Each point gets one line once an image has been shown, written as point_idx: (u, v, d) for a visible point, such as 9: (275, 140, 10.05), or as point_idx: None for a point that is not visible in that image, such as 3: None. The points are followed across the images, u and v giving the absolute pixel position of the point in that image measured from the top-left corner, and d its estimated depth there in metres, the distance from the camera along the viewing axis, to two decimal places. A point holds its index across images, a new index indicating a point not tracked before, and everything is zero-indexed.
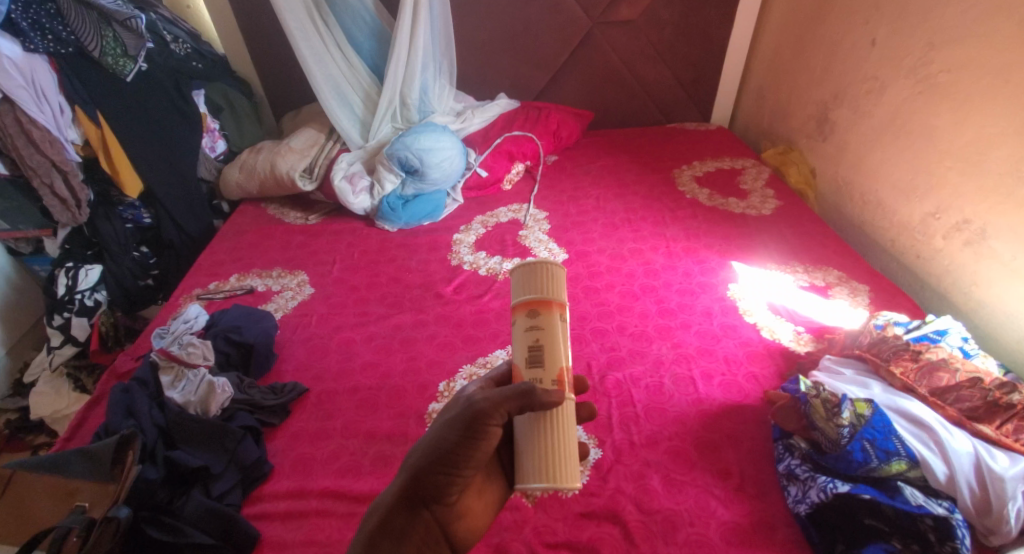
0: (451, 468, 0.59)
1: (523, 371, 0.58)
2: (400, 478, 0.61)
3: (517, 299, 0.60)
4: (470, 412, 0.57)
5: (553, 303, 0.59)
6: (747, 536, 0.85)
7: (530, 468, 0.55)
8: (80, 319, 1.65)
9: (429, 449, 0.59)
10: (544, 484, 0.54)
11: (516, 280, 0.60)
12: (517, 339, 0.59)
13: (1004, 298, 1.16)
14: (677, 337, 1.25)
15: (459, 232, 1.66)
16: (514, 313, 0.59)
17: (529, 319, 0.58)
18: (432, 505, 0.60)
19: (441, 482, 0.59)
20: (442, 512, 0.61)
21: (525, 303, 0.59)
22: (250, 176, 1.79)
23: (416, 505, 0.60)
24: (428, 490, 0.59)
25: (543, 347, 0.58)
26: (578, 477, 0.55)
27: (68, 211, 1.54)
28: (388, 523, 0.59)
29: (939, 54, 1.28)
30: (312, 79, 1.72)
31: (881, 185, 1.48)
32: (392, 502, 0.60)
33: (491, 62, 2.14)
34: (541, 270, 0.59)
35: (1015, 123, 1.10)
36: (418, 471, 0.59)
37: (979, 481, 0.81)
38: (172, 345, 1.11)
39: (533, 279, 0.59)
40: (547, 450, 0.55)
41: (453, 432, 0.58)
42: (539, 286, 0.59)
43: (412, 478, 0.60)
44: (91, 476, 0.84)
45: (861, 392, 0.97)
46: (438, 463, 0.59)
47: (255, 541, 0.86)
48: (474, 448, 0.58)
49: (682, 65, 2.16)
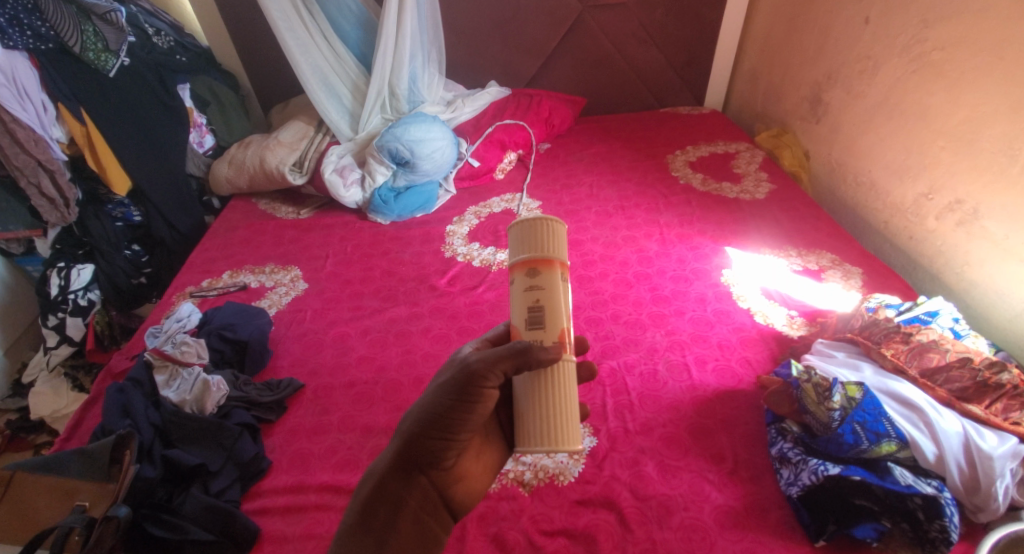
0: (445, 432, 0.59)
1: (523, 331, 0.59)
2: (394, 445, 0.61)
3: (515, 258, 0.60)
4: (465, 374, 0.58)
5: (554, 261, 0.59)
6: (740, 518, 0.86)
7: (533, 430, 0.58)
8: (75, 319, 1.64)
9: (421, 415, 0.60)
10: (546, 447, 0.57)
11: (514, 238, 0.61)
12: (518, 298, 0.60)
13: (995, 277, 1.17)
14: (671, 324, 1.25)
15: (453, 223, 1.66)
16: (514, 272, 0.60)
17: (529, 278, 0.59)
18: (428, 469, 0.61)
19: (436, 447, 0.60)
20: (438, 477, 0.61)
21: (523, 262, 0.59)
22: (240, 171, 1.77)
23: (411, 471, 0.60)
24: (423, 455, 0.60)
25: (543, 306, 0.58)
26: (580, 438, 0.58)
27: (57, 211, 1.52)
28: (383, 489, 0.60)
29: (932, 32, 1.26)
30: (298, 70, 1.70)
31: (874, 165, 1.48)
32: (386, 469, 0.61)
33: (481, 49, 2.11)
34: (541, 227, 0.60)
35: (1008, 101, 1.10)
36: (412, 437, 0.60)
37: (968, 460, 0.82)
38: (166, 344, 1.10)
39: (533, 236, 0.59)
40: (551, 410, 0.58)
41: (447, 397, 0.59)
42: (538, 244, 0.59)
43: (407, 444, 0.60)
44: (88, 475, 0.85)
45: (853, 374, 0.98)
46: (432, 428, 0.59)
47: (256, 537, 0.86)
48: (470, 410, 0.59)
49: (674, 48, 2.14)
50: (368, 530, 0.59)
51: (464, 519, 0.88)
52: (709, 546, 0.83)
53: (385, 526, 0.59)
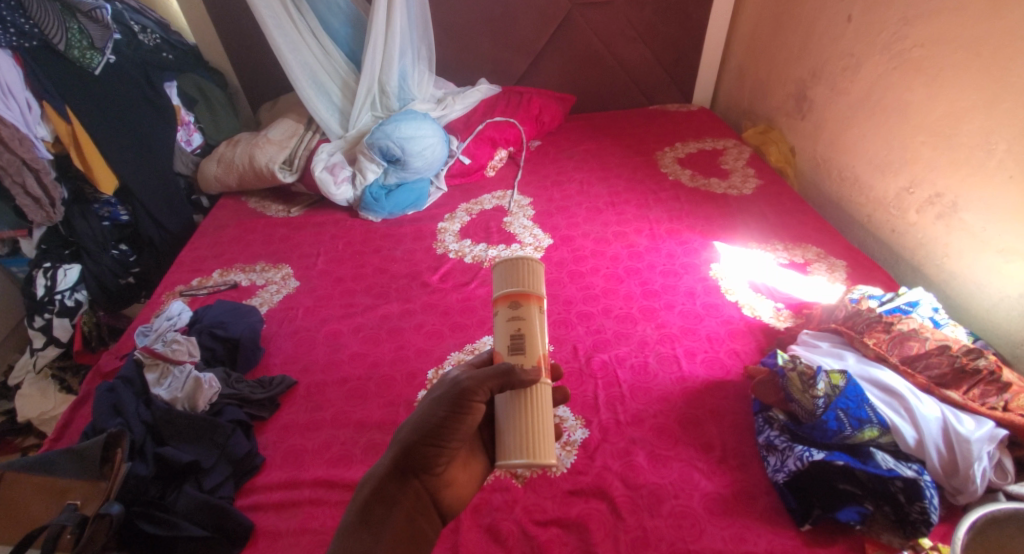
0: (438, 440, 0.61)
1: (504, 356, 0.61)
2: (391, 450, 0.62)
3: (499, 292, 0.62)
4: (456, 389, 0.59)
5: (534, 296, 0.62)
6: (729, 505, 0.88)
7: (512, 444, 0.58)
8: (62, 320, 1.62)
9: (418, 423, 0.61)
10: (524, 460, 0.57)
11: (498, 273, 0.63)
12: (500, 328, 0.62)
13: (973, 268, 1.20)
14: (661, 318, 1.27)
15: (444, 220, 1.66)
16: (497, 304, 0.62)
17: (511, 310, 0.61)
18: (422, 473, 0.62)
19: (430, 452, 0.61)
20: (431, 481, 0.62)
21: (506, 295, 0.62)
22: (228, 170, 1.76)
23: (407, 474, 0.61)
24: (418, 459, 0.61)
25: (525, 336, 0.60)
26: (553, 454, 0.59)
27: (42, 210, 1.50)
28: (379, 490, 0.60)
29: (913, 30, 1.29)
30: (287, 68, 1.69)
31: (858, 160, 1.51)
32: (383, 472, 0.61)
33: (470, 47, 2.11)
34: (523, 266, 0.62)
35: (985, 96, 1.12)
36: (407, 442, 0.61)
37: (947, 443, 0.85)
38: (157, 343, 1.10)
39: (515, 273, 0.62)
40: (526, 427, 0.59)
41: (440, 409, 0.60)
42: (519, 279, 0.62)
43: (404, 448, 0.61)
44: (79, 473, 0.84)
45: (836, 362, 1.01)
46: (428, 435, 0.61)
47: (250, 532, 0.87)
48: (462, 420, 0.60)
49: (662, 46, 2.16)
50: (365, 529, 0.58)
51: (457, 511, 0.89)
52: (698, 532, 0.85)
53: (380, 527, 0.58)
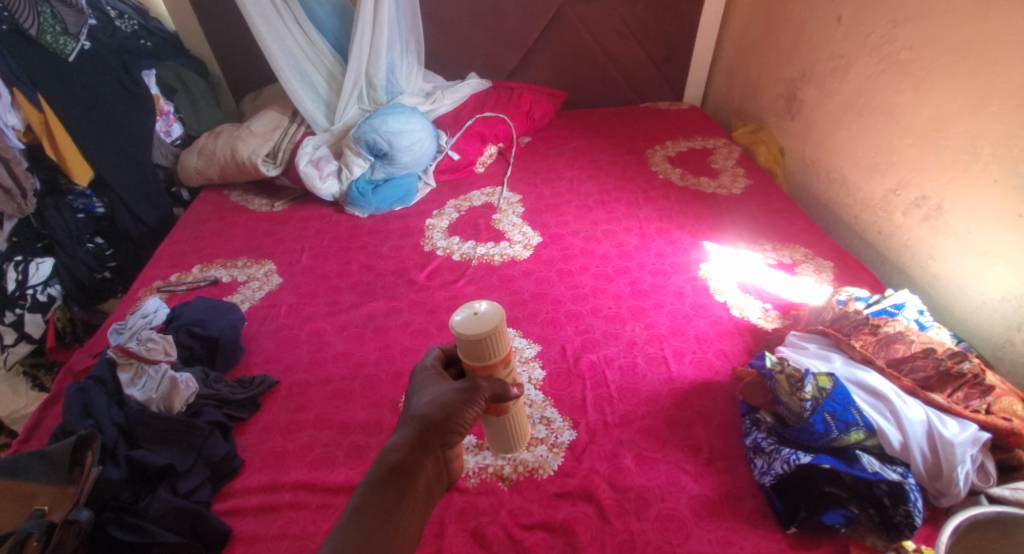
0: (462, 420, 0.60)
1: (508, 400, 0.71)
2: (416, 422, 0.59)
3: (492, 363, 0.64)
4: (469, 384, 0.63)
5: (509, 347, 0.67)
6: (715, 508, 0.88)
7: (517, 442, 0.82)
8: (35, 315, 1.52)
9: (444, 403, 0.60)
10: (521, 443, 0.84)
11: (483, 350, 0.62)
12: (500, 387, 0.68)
13: (956, 271, 1.21)
14: (650, 318, 1.26)
15: (432, 217, 1.64)
16: (494, 374, 0.65)
17: (506, 370, 0.67)
18: (445, 444, 0.60)
19: (455, 428, 0.59)
20: (449, 452, 0.61)
21: (502, 363, 0.65)
22: (210, 162, 1.72)
23: (434, 444, 0.59)
24: (446, 431, 0.59)
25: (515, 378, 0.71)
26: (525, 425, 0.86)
27: (13, 201, 1.38)
28: (404, 454, 0.57)
29: (901, 31, 1.29)
30: (271, 58, 1.65)
31: (846, 161, 1.52)
32: (408, 438, 0.58)
33: (460, 40, 2.08)
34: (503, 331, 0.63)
35: (973, 99, 1.12)
36: (435, 419, 0.59)
37: (931, 446, 0.85)
38: (131, 341, 1.06)
39: (500, 343, 0.63)
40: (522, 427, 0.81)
41: (461, 399, 0.61)
42: (504, 344, 0.64)
43: (433, 420, 0.59)
44: (47, 478, 0.81)
45: (823, 364, 1.00)
46: (455, 412, 0.60)
47: (227, 538, 0.84)
48: (478, 405, 0.62)
49: (654, 43, 2.15)
50: (391, 486, 0.55)
51: (442, 515, 0.88)
52: (685, 535, 0.84)
53: (406, 487, 0.55)
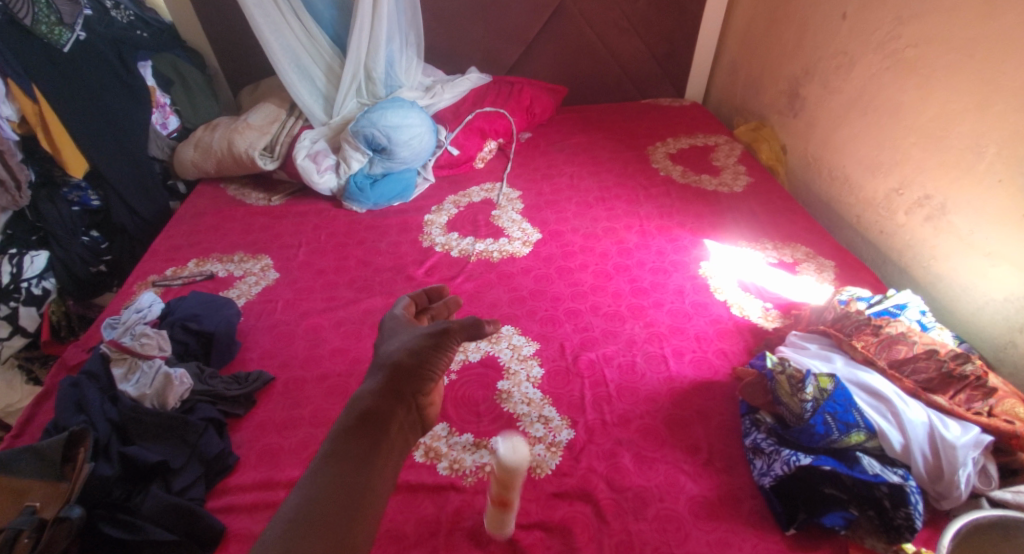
0: (433, 364, 0.65)
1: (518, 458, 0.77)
2: (386, 369, 0.63)
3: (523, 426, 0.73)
4: (440, 329, 0.68)
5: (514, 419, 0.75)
6: (713, 508, 0.87)
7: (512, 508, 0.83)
8: (29, 309, 1.50)
9: (413, 352, 0.65)
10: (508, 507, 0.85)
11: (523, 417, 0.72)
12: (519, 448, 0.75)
13: (959, 271, 1.20)
14: (650, 316, 1.25)
15: (431, 212, 1.62)
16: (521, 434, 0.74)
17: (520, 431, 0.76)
18: (417, 390, 0.63)
19: (426, 374, 0.64)
20: (422, 399, 0.64)
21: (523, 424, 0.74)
22: (206, 155, 1.70)
23: (405, 390, 0.62)
24: (416, 377, 0.63)
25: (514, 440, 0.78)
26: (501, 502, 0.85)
27: (7, 193, 1.37)
28: (377, 402, 0.60)
29: (907, 29, 1.27)
30: (269, 51, 1.64)
31: (848, 160, 1.50)
32: (380, 387, 0.62)
33: (460, 34, 2.06)
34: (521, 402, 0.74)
35: (978, 98, 1.11)
36: (406, 365, 0.63)
37: (932, 448, 0.84)
38: (124, 335, 1.03)
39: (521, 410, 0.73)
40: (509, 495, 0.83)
41: (429, 345, 0.66)
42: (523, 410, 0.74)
43: (404, 368, 0.63)
44: (39, 475, 0.80)
45: (824, 365, 1.00)
46: (425, 358, 0.65)
47: (221, 536, 0.84)
48: (447, 350, 0.67)
49: (656, 38, 2.14)
50: (365, 432, 0.57)
51: (439, 514, 0.87)
52: (683, 536, 0.83)
53: (380, 433, 0.58)
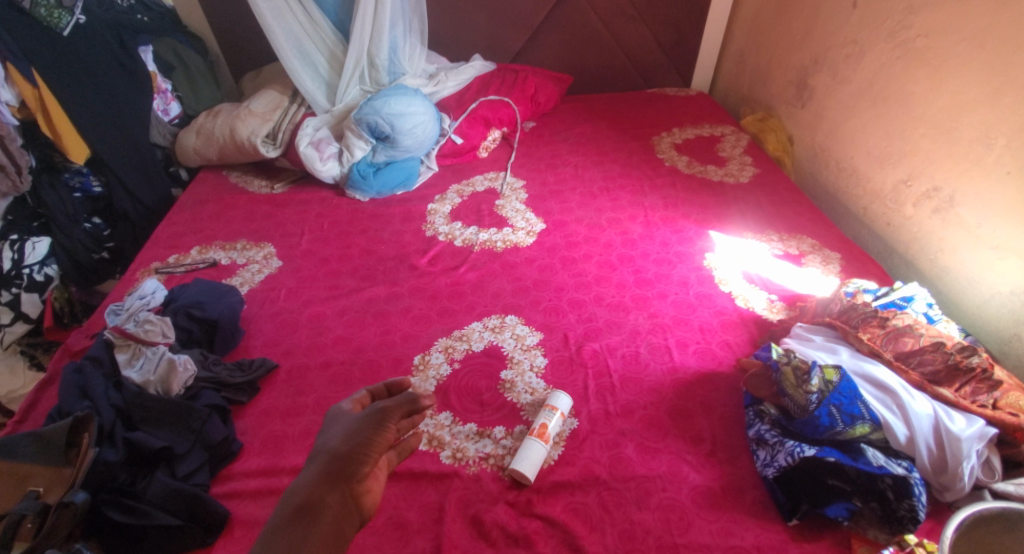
0: (368, 446, 0.62)
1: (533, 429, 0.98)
2: (321, 458, 0.60)
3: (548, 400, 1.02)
4: (377, 409, 0.66)
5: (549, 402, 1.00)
6: (716, 498, 0.87)
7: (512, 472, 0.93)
8: (31, 295, 1.49)
9: (346, 437, 0.62)
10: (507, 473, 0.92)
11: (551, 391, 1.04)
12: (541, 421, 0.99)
13: (966, 264, 1.19)
14: (654, 307, 1.25)
15: (434, 201, 1.61)
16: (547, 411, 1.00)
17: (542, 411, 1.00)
18: (354, 475, 0.59)
19: (362, 456, 0.61)
20: (360, 484, 0.59)
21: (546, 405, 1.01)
22: (208, 142, 1.69)
23: (340, 477, 0.58)
24: (351, 461, 0.60)
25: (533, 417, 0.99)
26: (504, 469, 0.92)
27: (8, 178, 1.36)
28: (309, 493, 0.56)
29: (918, 17, 1.25)
30: (271, 37, 1.62)
31: (856, 151, 1.49)
32: (313, 476, 0.58)
33: (464, 21, 2.04)
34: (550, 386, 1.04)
35: (989, 89, 1.09)
36: (339, 451, 0.60)
37: (937, 441, 0.84)
38: (129, 322, 1.04)
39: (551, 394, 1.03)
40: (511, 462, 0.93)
41: (365, 426, 0.64)
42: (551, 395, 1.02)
43: (337, 453, 0.60)
44: (41, 459, 0.80)
45: (830, 357, 0.99)
46: (361, 442, 0.62)
47: (226, 521, 0.84)
48: (387, 429, 0.64)
49: (663, 27, 2.11)
50: (296, 527, 0.53)
51: (443, 501, 0.87)
52: (686, 526, 0.83)
53: (312, 526, 0.53)
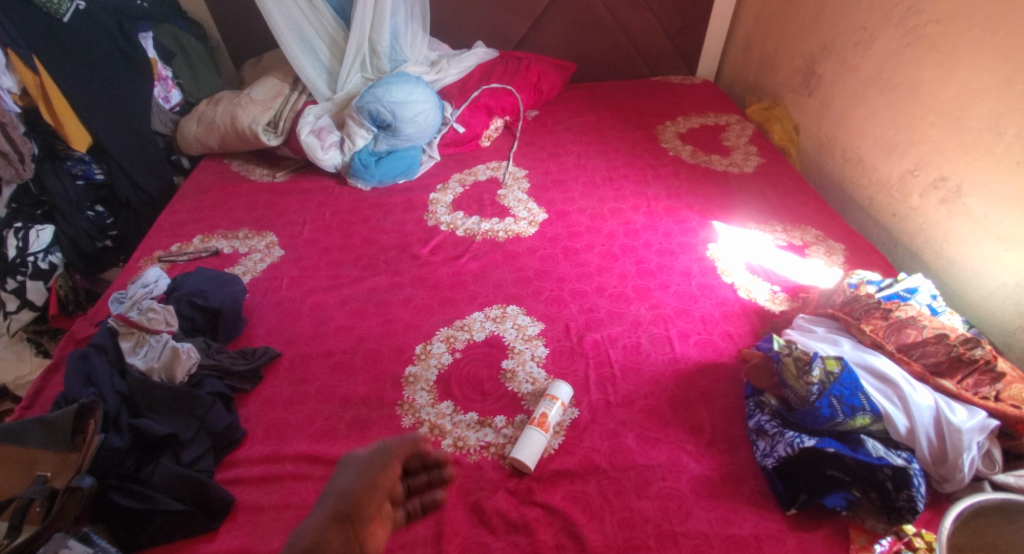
0: (370, 490, 0.70)
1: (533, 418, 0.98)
2: (329, 500, 0.69)
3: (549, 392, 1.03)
4: (382, 449, 0.77)
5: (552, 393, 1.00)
6: (715, 487, 0.88)
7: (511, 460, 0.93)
8: (37, 283, 1.50)
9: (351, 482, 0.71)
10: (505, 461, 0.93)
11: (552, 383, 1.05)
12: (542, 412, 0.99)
13: (972, 255, 1.18)
14: (656, 298, 1.24)
15: (436, 191, 1.61)
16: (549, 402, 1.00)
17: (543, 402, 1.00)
18: (357, 514, 0.67)
19: (364, 497, 0.69)
20: (362, 523, 0.67)
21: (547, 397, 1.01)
22: (209, 130, 1.68)
23: (345, 516, 0.66)
24: (354, 502, 0.68)
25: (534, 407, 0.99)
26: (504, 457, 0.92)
27: (11, 166, 1.36)
28: (316, 533, 0.64)
29: (929, 3, 1.23)
30: (272, 23, 1.60)
31: (863, 141, 1.47)
32: (321, 519, 0.66)
33: (467, 7, 2.01)
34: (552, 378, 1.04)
35: (1000, 77, 1.08)
36: (345, 492, 0.69)
37: (938, 432, 0.84)
38: (131, 310, 1.04)
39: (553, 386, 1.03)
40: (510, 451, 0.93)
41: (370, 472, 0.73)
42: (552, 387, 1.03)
43: (343, 494, 0.69)
44: (49, 446, 0.81)
45: (832, 349, 0.99)
46: (364, 486, 0.70)
47: (231, 506, 0.85)
48: (390, 469, 0.73)
49: (669, 13, 2.08)
50: None
51: (444, 489, 0.88)
52: (684, 514, 0.84)
53: None
